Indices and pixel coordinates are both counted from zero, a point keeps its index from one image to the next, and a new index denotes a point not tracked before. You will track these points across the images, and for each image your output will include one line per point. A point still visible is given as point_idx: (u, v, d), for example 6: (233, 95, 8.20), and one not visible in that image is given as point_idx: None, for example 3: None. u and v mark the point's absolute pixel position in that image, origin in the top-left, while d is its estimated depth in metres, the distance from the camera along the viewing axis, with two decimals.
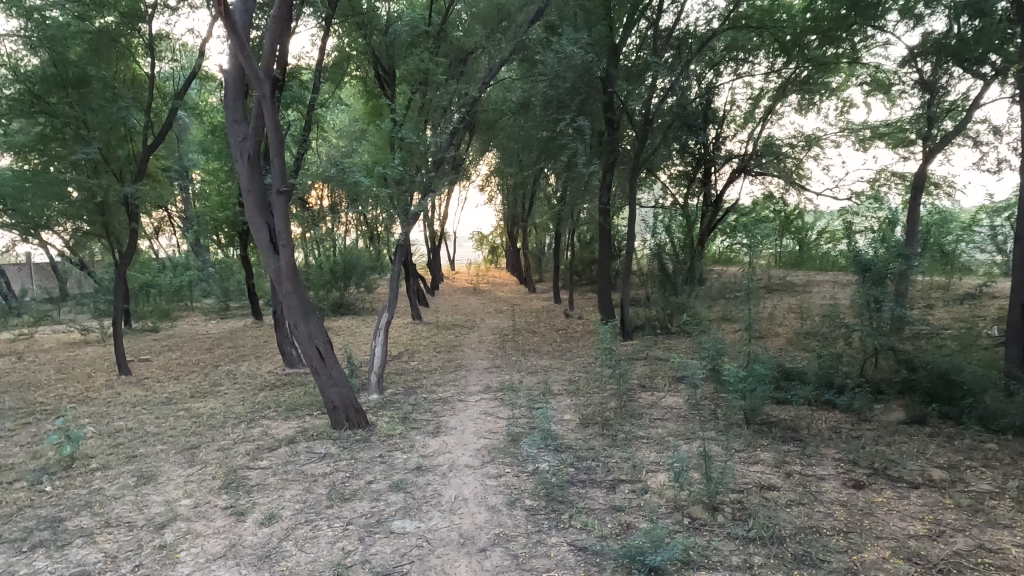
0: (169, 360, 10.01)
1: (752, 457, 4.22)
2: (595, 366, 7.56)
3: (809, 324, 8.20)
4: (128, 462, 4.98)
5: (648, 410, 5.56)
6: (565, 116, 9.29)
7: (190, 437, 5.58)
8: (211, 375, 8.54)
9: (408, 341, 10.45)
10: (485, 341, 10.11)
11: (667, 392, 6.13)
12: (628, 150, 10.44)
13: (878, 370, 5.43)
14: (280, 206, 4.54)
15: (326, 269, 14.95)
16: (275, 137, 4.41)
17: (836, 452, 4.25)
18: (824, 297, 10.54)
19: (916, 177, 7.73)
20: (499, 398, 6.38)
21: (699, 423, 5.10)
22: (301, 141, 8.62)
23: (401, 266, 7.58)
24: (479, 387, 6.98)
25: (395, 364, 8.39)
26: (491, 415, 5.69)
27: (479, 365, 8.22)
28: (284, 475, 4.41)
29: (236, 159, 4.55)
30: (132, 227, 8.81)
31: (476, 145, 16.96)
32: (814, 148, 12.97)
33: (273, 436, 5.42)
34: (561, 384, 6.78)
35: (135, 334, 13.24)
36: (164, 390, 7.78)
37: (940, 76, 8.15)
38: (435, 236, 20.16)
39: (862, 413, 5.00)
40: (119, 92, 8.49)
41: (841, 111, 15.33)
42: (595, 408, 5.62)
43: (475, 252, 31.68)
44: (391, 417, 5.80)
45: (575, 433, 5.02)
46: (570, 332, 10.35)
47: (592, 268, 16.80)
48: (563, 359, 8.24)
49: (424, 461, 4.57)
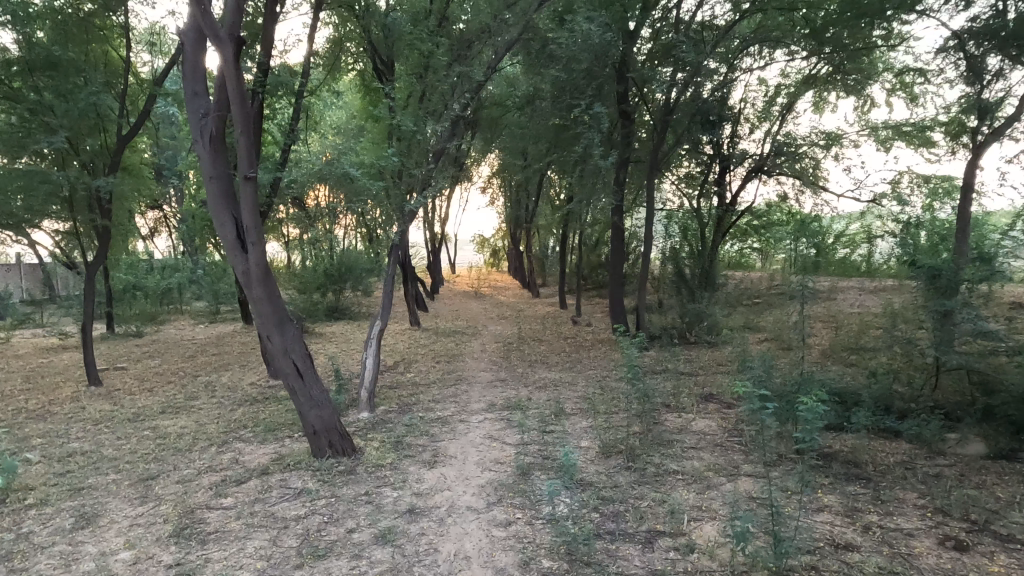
0: (147, 369, 9.26)
1: (815, 503, 3.48)
2: (611, 381, 6.83)
3: (844, 337, 7.46)
4: (70, 497, 4.24)
5: (679, 436, 4.82)
6: (581, 103, 8.59)
7: (149, 465, 4.84)
8: (188, 388, 7.79)
9: (405, 349, 9.69)
10: (489, 351, 9.35)
11: (697, 414, 5.39)
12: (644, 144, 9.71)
13: (947, 394, 4.66)
14: (247, 194, 3.80)
15: (320, 271, 14.21)
16: (241, 110, 3.67)
17: (917, 498, 3.51)
18: (853, 308, 9.78)
19: (962, 177, 6.98)
20: (505, 419, 5.63)
21: (741, 454, 4.37)
22: (289, 131, 7.91)
23: (395, 267, 6.81)
24: (482, 404, 6.23)
25: (390, 376, 7.65)
26: (497, 441, 4.95)
27: (482, 378, 7.47)
28: (249, 520, 3.66)
29: (195, 139, 3.79)
30: (105, 225, 8.08)
31: (479, 143, 16.26)
32: (834, 147, 12.23)
33: (244, 464, 4.68)
34: (574, 402, 6.02)
35: (117, 340, 12.48)
36: (133, 403, 7.04)
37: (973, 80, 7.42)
38: (434, 239, 19.41)
39: (933, 444, 4.26)
40: (90, 78, 7.78)
41: (861, 108, 14.57)
42: (617, 434, 4.89)
43: (476, 255, 30.97)
44: (383, 441, 5.06)
45: (597, 466, 4.29)
46: (580, 341, 9.61)
47: (599, 272, 16.05)
48: (575, 372, 7.50)
49: (418, 501, 3.82)
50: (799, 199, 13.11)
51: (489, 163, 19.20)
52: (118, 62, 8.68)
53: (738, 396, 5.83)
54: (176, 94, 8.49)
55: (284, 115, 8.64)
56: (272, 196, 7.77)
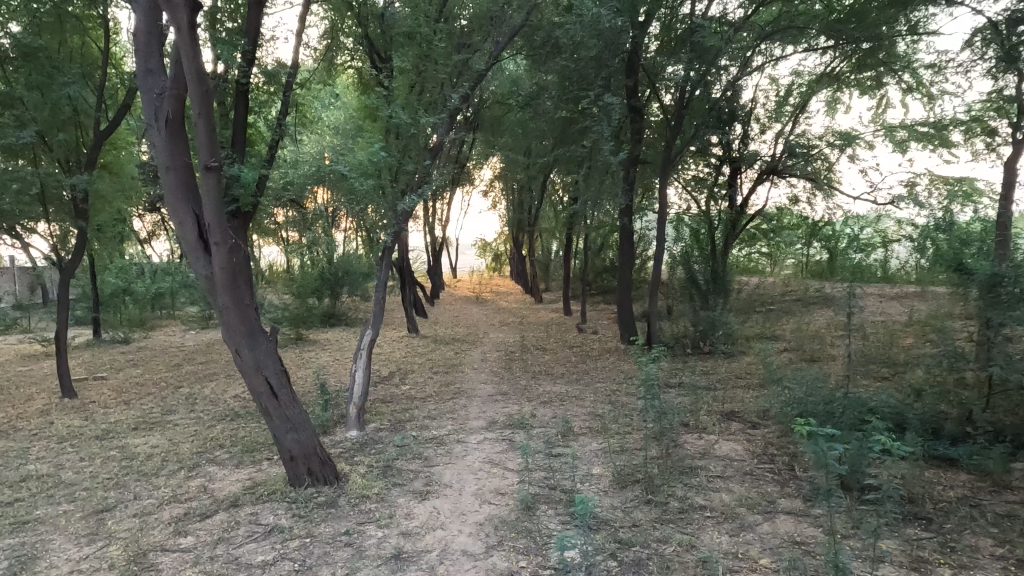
0: (128, 379, 8.75)
1: (873, 552, 2.96)
2: (621, 396, 6.30)
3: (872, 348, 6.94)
4: (10, 534, 3.71)
5: (702, 463, 4.30)
6: (590, 95, 8.09)
7: (108, 494, 4.31)
8: (167, 400, 7.26)
9: (401, 359, 9.15)
10: (490, 361, 8.81)
11: (720, 436, 4.86)
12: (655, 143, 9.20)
13: (1003, 414, 4.17)
14: (210, 186, 3.30)
15: (315, 275, 13.71)
16: (200, 88, 3.17)
17: (994, 547, 2.98)
18: (875, 316, 9.26)
19: (1001, 175, 6.46)
20: (507, 440, 5.11)
21: (777, 486, 3.84)
22: (277, 126, 7.42)
23: (388, 272, 6.29)
24: (482, 422, 5.71)
25: (384, 389, 7.12)
26: (497, 467, 4.42)
27: (483, 391, 6.95)
28: (208, 566, 3.15)
29: (150, 124, 3.28)
30: (81, 227, 7.57)
31: (480, 145, 15.78)
32: (850, 147, 11.74)
33: (213, 494, 4.15)
34: (583, 421, 5.48)
35: (102, 346, 11.97)
36: (106, 418, 6.52)
37: (1005, 78, 6.64)
38: (435, 243, 18.90)
39: (996, 475, 3.75)
40: (64, 69, 7.26)
41: (876, 109, 14.07)
42: (632, 460, 4.36)
43: (478, 260, 30.57)
44: (371, 466, 4.53)
45: (611, 499, 3.76)
46: (586, 350, 9.09)
47: (604, 277, 15.51)
48: (582, 385, 6.97)
49: (408, 544, 3.31)
50: (812, 201, 12.59)
51: (491, 166, 18.74)
52: (97, 53, 8.18)
53: (763, 415, 5.29)
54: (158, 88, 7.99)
55: (273, 112, 8.14)
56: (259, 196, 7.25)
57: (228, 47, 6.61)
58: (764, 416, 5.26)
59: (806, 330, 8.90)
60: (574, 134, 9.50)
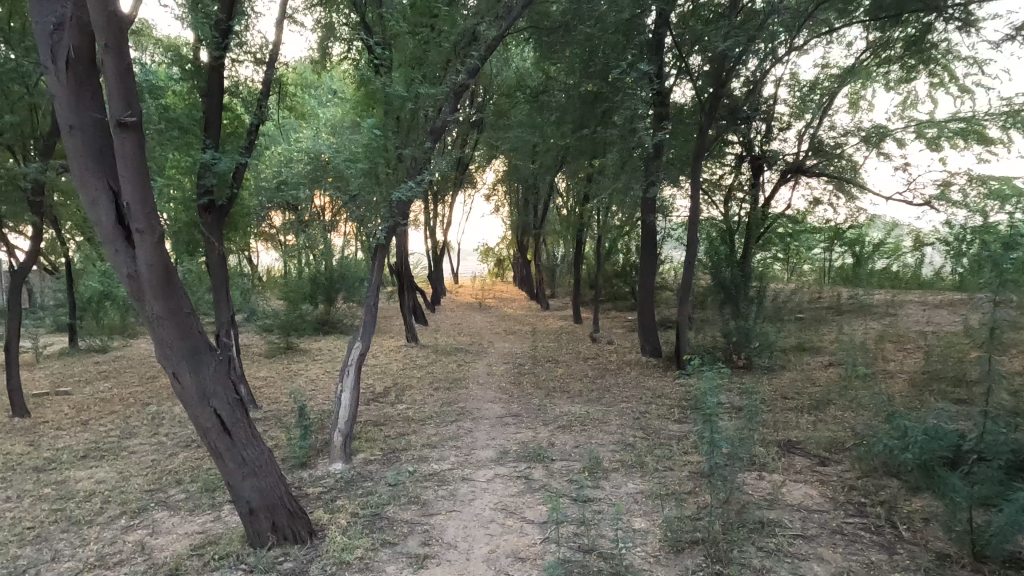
0: (94, 394, 7.85)
1: None
2: (653, 422, 5.41)
3: (940, 363, 6.03)
4: None
5: (775, 515, 3.39)
6: (620, 66, 7.19)
7: (22, 553, 3.41)
8: (129, 421, 6.35)
9: (398, 373, 8.22)
10: (497, 374, 7.91)
11: (787, 476, 3.95)
12: (684, 132, 8.31)
13: None
14: (126, 151, 2.42)
15: (308, 279, 12.82)
16: (103, 13, 2.30)
17: None
18: (925, 325, 8.35)
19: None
20: (523, 478, 4.22)
21: (885, 556, 2.92)
22: (258, 110, 6.58)
23: (382, 273, 5.39)
24: (492, 452, 4.81)
25: (377, 410, 6.23)
26: (514, 519, 3.54)
27: (492, 411, 6.06)
28: None
29: (45, 65, 2.44)
30: (37, 224, 6.69)
31: (485, 143, 14.95)
32: (885, 143, 10.88)
33: (155, 555, 3.24)
34: (613, 453, 4.59)
35: (76, 356, 11.08)
36: (54, 442, 5.63)
37: None
38: (436, 247, 18.02)
39: None
40: (14, 42, 6.38)
41: (901, 106, 13.20)
42: (684, 511, 3.46)
43: (479, 266, 29.69)
44: (356, 515, 3.63)
45: (665, 573, 2.85)
46: (603, 363, 8.21)
47: (616, 283, 14.63)
48: (605, 406, 6.06)
49: None
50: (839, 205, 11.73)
51: (494, 167, 17.94)
52: None
53: (832, 449, 4.39)
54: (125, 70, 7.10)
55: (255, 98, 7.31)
56: (237, 188, 6.37)
57: (201, 14, 5.74)
58: (834, 450, 4.35)
59: (848, 341, 8.01)
60: (591, 122, 8.64)
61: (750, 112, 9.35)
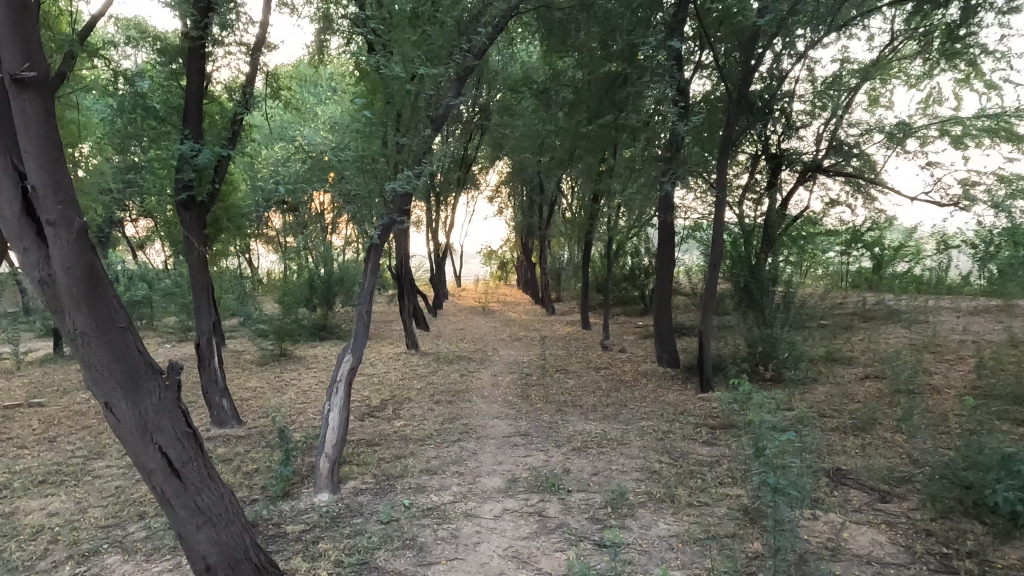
0: (68, 406, 7.28)
1: None
2: (678, 444, 4.84)
3: (994, 377, 5.44)
4: None
5: (844, 571, 2.81)
6: (648, 44, 6.55)
7: None
8: (100, 439, 5.78)
9: (396, 384, 7.65)
10: (503, 386, 7.33)
11: (848, 517, 3.37)
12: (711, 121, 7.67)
13: None
14: (27, 117, 2.02)
15: (303, 282, 12.26)
16: None
17: None
18: (963, 333, 7.76)
19: None
20: (537, 514, 3.66)
21: None
22: (243, 100, 6.06)
23: (375, 277, 4.82)
24: (500, 479, 4.24)
25: (372, 427, 5.67)
26: (528, 571, 2.97)
27: (498, 429, 5.50)
28: None
29: None
30: None
31: (488, 141, 14.39)
32: (910, 140, 10.31)
33: None
34: (638, 485, 4.01)
35: (60, 363, 10.53)
36: (13, 464, 5.07)
37: None
38: (437, 250, 17.45)
39: None
40: None
41: (924, 102, 12.55)
42: (734, 565, 2.88)
43: (481, 270, 29.10)
44: (341, 565, 3.05)
45: None
46: (616, 374, 7.63)
47: (625, 287, 14.05)
48: (622, 424, 5.49)
49: None
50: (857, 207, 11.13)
51: (497, 167, 17.42)
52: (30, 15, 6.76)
53: (894, 481, 3.81)
54: (99, 66, 6.43)
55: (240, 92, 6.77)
56: (219, 183, 5.83)
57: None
58: (893, 484, 3.76)
59: (880, 352, 7.44)
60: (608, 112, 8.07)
61: (766, 109, 8.74)
